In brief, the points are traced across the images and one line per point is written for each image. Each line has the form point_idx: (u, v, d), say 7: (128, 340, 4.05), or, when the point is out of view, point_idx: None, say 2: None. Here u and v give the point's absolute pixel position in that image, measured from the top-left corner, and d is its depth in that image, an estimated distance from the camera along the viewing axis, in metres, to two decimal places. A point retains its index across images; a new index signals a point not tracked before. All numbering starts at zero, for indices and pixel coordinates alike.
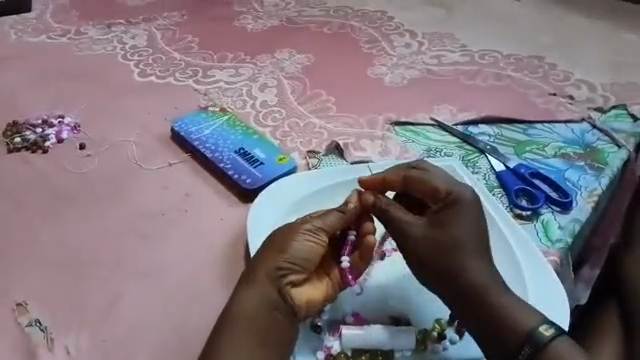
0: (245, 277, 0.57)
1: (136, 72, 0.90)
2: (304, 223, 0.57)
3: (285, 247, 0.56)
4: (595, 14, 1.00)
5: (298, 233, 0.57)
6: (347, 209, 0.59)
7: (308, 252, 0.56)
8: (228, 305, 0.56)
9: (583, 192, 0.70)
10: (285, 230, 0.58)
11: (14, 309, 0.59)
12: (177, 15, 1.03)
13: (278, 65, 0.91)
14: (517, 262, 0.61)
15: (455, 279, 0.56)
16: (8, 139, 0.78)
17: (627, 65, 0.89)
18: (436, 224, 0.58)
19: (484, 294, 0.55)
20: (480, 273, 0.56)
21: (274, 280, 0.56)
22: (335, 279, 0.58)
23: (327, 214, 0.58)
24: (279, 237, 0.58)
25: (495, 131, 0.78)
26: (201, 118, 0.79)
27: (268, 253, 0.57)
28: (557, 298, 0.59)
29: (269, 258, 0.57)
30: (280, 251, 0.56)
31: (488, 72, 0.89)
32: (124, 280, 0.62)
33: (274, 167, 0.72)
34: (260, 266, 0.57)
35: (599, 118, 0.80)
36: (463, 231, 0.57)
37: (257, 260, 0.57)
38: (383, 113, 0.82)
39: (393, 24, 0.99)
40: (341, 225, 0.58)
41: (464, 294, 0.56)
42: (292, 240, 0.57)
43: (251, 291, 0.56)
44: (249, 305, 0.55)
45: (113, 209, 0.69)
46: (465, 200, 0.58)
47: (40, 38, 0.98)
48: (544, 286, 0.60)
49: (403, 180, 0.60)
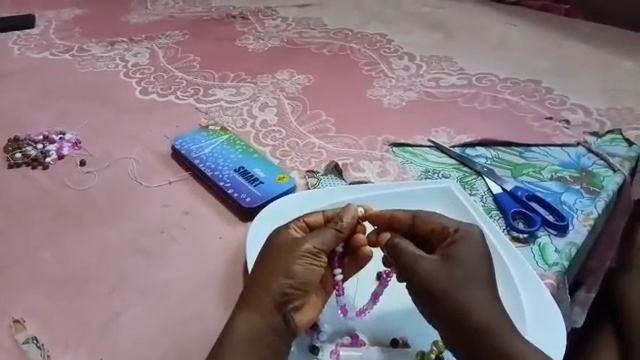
0: (246, 299, 0.57)
1: (138, 90, 0.91)
2: (303, 245, 0.57)
3: (287, 271, 0.57)
4: (590, 39, 1.02)
5: (298, 256, 0.57)
6: (343, 225, 0.59)
7: (309, 275, 0.57)
8: (230, 323, 0.56)
9: (580, 215, 0.70)
10: (283, 251, 0.58)
11: (11, 326, 0.59)
12: (180, 34, 1.04)
13: (278, 85, 0.92)
14: (517, 294, 0.61)
15: (458, 316, 0.55)
16: (8, 155, 0.79)
17: (623, 90, 0.90)
18: (441, 259, 0.57)
19: (491, 334, 0.55)
20: (482, 312, 0.55)
21: (276, 304, 0.56)
22: (329, 289, 0.59)
23: (323, 231, 0.59)
24: (279, 260, 0.57)
25: (492, 153, 0.79)
26: (202, 136, 0.80)
27: (270, 277, 0.57)
28: (555, 329, 0.59)
29: (271, 282, 0.57)
30: (282, 276, 0.57)
31: (486, 95, 0.90)
32: (123, 297, 0.62)
33: (274, 186, 0.73)
34: (262, 291, 0.57)
35: (595, 142, 0.81)
36: (467, 266, 0.56)
37: (259, 284, 0.57)
38: (382, 134, 0.83)
39: (392, 47, 1.01)
40: (338, 241, 0.59)
41: (462, 327, 0.55)
42: (293, 264, 0.57)
43: (252, 315, 0.56)
44: (250, 330, 0.55)
45: (114, 225, 0.70)
46: (472, 236, 0.58)
47: (43, 54, 0.99)
48: (543, 317, 0.60)
49: (411, 219, 0.61)
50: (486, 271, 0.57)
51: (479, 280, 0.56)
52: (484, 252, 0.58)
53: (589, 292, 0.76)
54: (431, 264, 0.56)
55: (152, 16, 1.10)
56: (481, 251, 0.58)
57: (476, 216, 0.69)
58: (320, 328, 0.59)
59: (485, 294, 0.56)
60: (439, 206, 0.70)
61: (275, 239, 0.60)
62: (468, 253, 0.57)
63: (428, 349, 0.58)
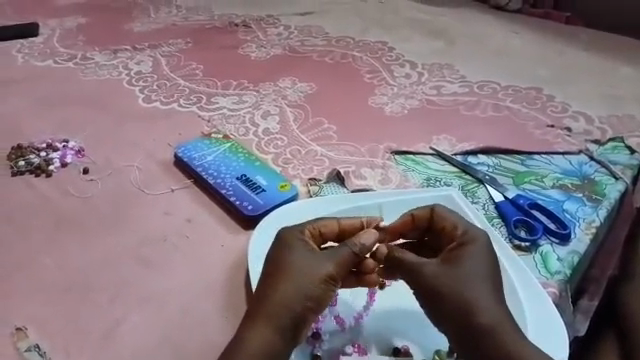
0: (257, 313, 0.55)
1: (141, 98, 0.92)
2: (324, 268, 0.55)
3: (306, 293, 0.54)
4: (592, 47, 1.02)
5: (319, 279, 0.55)
6: (362, 248, 0.57)
7: (325, 298, 0.55)
8: (239, 336, 0.54)
9: (582, 223, 0.70)
10: (302, 271, 0.55)
11: (13, 334, 0.59)
12: (183, 42, 1.05)
13: (281, 93, 0.92)
14: (518, 302, 0.61)
15: (464, 314, 0.54)
16: (12, 163, 0.79)
17: (624, 98, 0.90)
18: (444, 263, 0.57)
19: (501, 332, 0.53)
20: (486, 312, 0.54)
21: (290, 319, 0.54)
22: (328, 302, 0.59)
23: (342, 251, 0.57)
24: (298, 281, 0.55)
25: (494, 161, 0.79)
26: (204, 144, 0.80)
27: (287, 297, 0.54)
28: (558, 334, 0.59)
29: (288, 302, 0.54)
30: (302, 298, 0.54)
31: (487, 103, 0.90)
32: (125, 306, 0.62)
33: (276, 194, 0.73)
34: (278, 310, 0.54)
35: (596, 150, 0.81)
36: (470, 268, 0.56)
37: (274, 303, 0.54)
38: (383, 142, 0.83)
39: (394, 55, 1.01)
40: (352, 262, 0.57)
41: (464, 325, 0.54)
42: (313, 286, 0.55)
43: (261, 327, 0.54)
44: (260, 343, 0.53)
45: (116, 233, 0.70)
46: (478, 241, 0.58)
47: (46, 62, 1.00)
48: (545, 322, 0.60)
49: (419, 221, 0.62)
50: (490, 271, 0.57)
51: (484, 279, 0.56)
52: (490, 255, 0.58)
53: (593, 301, 0.76)
54: (433, 268, 0.56)
55: (155, 24, 1.10)
56: (486, 254, 0.58)
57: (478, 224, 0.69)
58: (322, 337, 0.59)
59: (484, 291, 0.55)
60: None
61: (290, 255, 0.57)
62: (471, 255, 0.57)
63: (429, 359, 0.58)
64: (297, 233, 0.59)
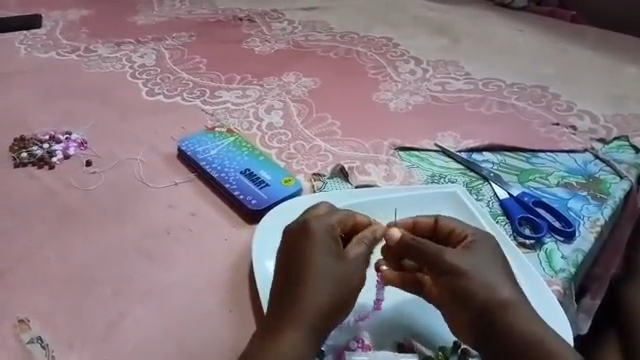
0: (294, 314, 0.55)
1: (144, 91, 0.91)
2: (358, 278, 0.57)
3: (344, 295, 0.56)
4: (597, 46, 1.01)
5: (353, 288, 0.57)
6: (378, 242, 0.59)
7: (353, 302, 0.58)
8: (272, 334, 0.56)
9: (586, 222, 0.70)
10: (339, 281, 0.57)
11: (16, 326, 0.59)
12: (186, 35, 1.04)
13: (285, 88, 0.92)
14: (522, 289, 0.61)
15: (467, 301, 0.55)
16: (14, 154, 0.79)
17: (630, 98, 0.90)
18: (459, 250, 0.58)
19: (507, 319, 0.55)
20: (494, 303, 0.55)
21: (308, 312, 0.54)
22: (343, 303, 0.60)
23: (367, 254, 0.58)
24: (336, 283, 0.56)
25: (499, 158, 0.79)
26: (208, 138, 0.80)
27: (327, 304, 0.56)
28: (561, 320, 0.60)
29: (324, 310, 0.56)
30: (341, 303, 0.56)
31: (492, 100, 0.90)
32: (128, 299, 0.62)
33: (279, 189, 0.72)
34: (313, 314, 0.55)
35: (601, 149, 0.81)
36: (483, 254, 0.58)
37: (314, 304, 0.56)
38: (388, 138, 0.82)
39: (398, 51, 1.01)
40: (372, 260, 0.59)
41: (471, 312, 0.55)
42: (348, 294, 0.57)
43: (289, 325, 0.55)
44: (291, 340, 0.55)
45: (119, 227, 0.70)
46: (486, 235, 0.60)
47: (49, 53, 0.99)
48: (550, 310, 0.60)
49: (431, 226, 0.61)
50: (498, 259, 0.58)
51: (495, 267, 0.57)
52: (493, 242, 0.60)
53: (595, 300, 0.77)
54: (451, 256, 0.57)
55: (158, 17, 1.10)
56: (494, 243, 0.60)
57: (481, 218, 0.69)
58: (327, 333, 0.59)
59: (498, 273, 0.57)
60: (445, 210, 0.70)
61: (322, 259, 0.57)
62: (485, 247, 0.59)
63: (434, 354, 0.57)
64: (324, 231, 0.58)
